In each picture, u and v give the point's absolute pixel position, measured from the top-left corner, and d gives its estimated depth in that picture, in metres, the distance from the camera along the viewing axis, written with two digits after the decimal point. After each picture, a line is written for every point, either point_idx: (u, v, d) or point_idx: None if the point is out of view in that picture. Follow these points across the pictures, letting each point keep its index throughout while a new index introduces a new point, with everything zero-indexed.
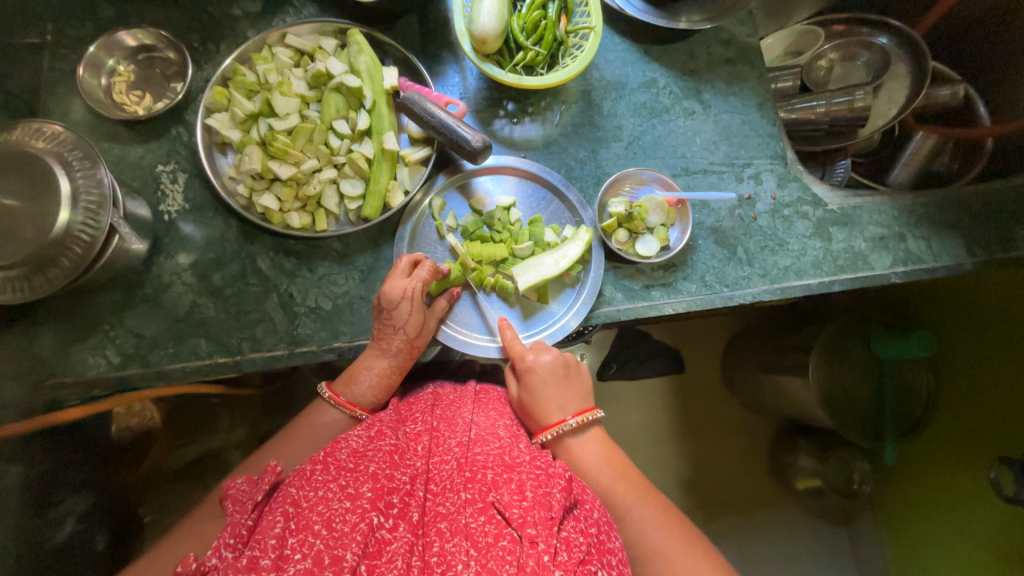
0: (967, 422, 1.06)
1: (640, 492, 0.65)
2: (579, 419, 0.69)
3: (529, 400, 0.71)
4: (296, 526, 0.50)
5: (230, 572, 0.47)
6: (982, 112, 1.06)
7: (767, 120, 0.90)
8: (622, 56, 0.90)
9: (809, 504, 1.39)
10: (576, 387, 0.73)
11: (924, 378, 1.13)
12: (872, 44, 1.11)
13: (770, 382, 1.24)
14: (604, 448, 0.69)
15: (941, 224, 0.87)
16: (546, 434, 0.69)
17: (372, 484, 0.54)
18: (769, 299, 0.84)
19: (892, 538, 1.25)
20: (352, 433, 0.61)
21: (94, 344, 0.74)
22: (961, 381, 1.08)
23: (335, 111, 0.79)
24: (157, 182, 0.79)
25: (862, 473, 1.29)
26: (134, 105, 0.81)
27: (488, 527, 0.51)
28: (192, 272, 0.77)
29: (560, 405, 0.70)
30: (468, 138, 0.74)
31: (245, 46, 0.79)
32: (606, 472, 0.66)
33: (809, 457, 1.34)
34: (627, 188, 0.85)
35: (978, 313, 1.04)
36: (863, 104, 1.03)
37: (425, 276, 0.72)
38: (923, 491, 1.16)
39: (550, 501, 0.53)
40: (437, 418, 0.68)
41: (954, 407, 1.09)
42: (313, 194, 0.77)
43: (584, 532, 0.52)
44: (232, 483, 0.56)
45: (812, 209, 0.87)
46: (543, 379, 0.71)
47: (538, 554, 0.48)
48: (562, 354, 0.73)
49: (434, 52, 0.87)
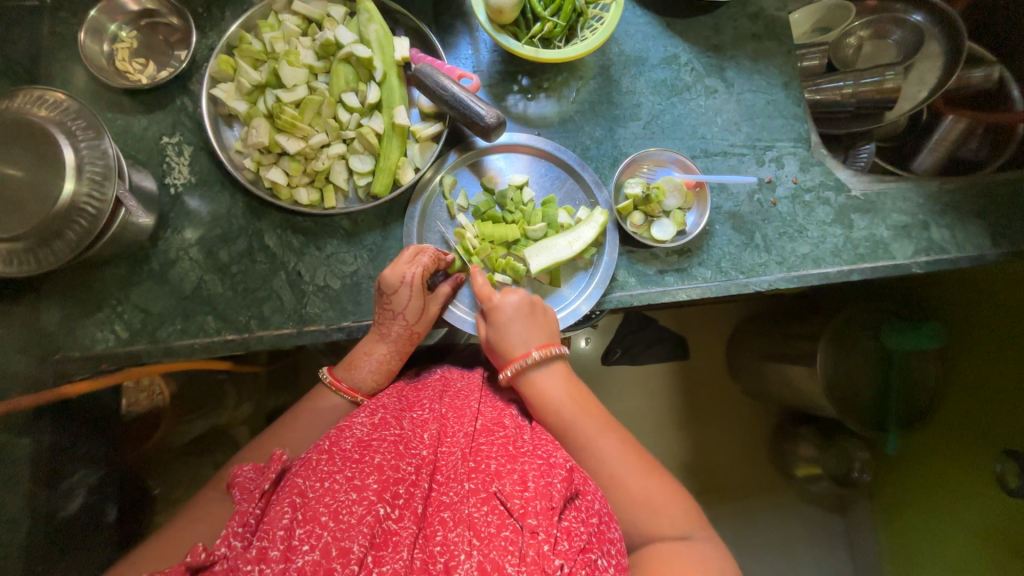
0: (972, 415, 1.05)
1: (602, 423, 0.65)
2: (542, 351, 0.68)
3: (494, 338, 0.71)
4: (304, 517, 0.50)
5: (241, 562, 0.47)
6: (1016, 96, 1.01)
7: (793, 101, 0.86)
8: (643, 29, 0.85)
9: (807, 491, 1.40)
10: (543, 324, 0.71)
11: (931, 369, 1.12)
12: (906, 21, 1.06)
13: (776, 371, 1.24)
14: (567, 380, 0.68)
15: (967, 214, 0.84)
16: (509, 368, 0.68)
17: (377, 475, 0.54)
18: (785, 287, 0.82)
19: (888, 526, 1.26)
20: (356, 420, 0.61)
21: (103, 318, 0.74)
22: (969, 373, 1.07)
23: (345, 82, 0.76)
24: (162, 155, 0.77)
25: (863, 462, 1.30)
26: (137, 73, 0.79)
27: (491, 517, 0.52)
28: (199, 247, 0.76)
29: (524, 339, 0.69)
30: (482, 114, 0.71)
31: (251, 13, 0.76)
32: (569, 405, 0.65)
33: (809, 445, 1.35)
34: (645, 169, 0.82)
35: (989, 306, 1.03)
36: (893, 85, 1.00)
37: (427, 263, 0.71)
38: (923, 482, 1.16)
39: (551, 491, 0.53)
40: (446, 406, 0.68)
41: (961, 397, 1.08)
42: (321, 170, 0.75)
43: (585, 522, 0.52)
44: (240, 471, 0.57)
45: (834, 195, 0.84)
46: (509, 316, 0.71)
47: (539, 544, 0.49)
48: (529, 294, 0.73)
49: (447, 22, 0.83)
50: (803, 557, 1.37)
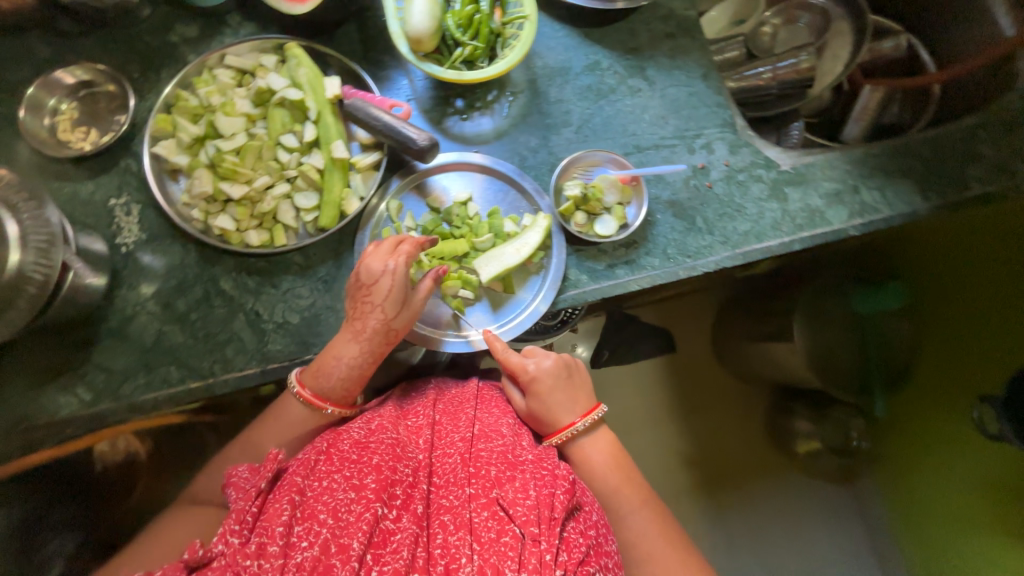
0: (946, 364, 1.13)
1: (640, 498, 0.71)
2: (587, 419, 0.74)
3: (537, 408, 0.75)
4: (303, 515, 0.53)
5: (241, 557, 0.49)
6: (927, 59, 1.12)
7: (712, 90, 0.91)
8: (563, 42, 0.90)
9: (815, 470, 1.39)
10: (578, 388, 0.77)
11: (902, 326, 1.20)
12: (811, 6, 1.14)
13: (757, 351, 1.27)
14: (609, 449, 0.74)
15: (893, 173, 0.88)
16: (558, 437, 0.73)
17: (376, 475, 0.57)
18: (733, 265, 0.85)
19: (896, 492, 1.30)
20: (354, 426, 0.65)
21: (65, 383, 0.74)
22: (936, 323, 1.16)
23: (281, 125, 0.79)
24: (110, 216, 0.79)
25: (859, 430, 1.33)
26: (80, 141, 0.81)
27: (491, 522, 0.55)
28: (155, 301, 0.77)
29: (569, 408, 0.75)
30: (413, 138, 0.74)
31: (184, 71, 0.79)
32: (611, 476, 0.72)
33: (806, 420, 1.36)
34: (581, 171, 0.85)
35: (950, 258, 1.11)
36: (808, 66, 1.07)
37: (410, 251, 0.72)
38: (916, 439, 1.23)
39: (553, 502, 0.58)
40: (439, 412, 0.72)
41: (937, 349, 1.16)
42: (268, 211, 0.77)
43: (583, 533, 0.57)
44: (235, 470, 0.57)
45: (766, 171, 0.88)
46: (550, 384, 0.75)
47: (541, 552, 0.53)
48: (563, 357, 0.77)
49: (377, 57, 0.87)
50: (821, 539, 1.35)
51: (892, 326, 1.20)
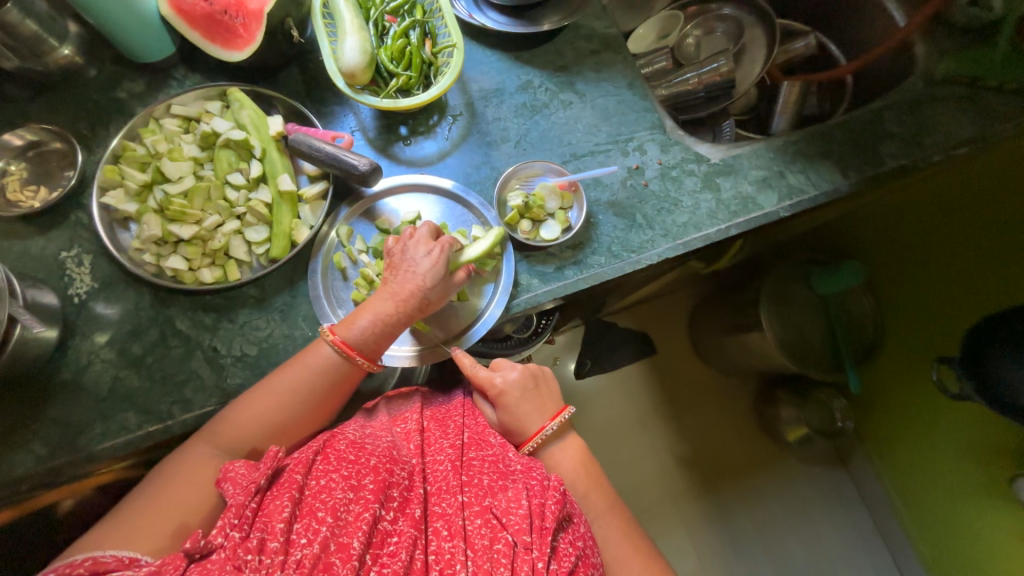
0: (913, 333, 1.18)
1: (608, 502, 0.72)
2: (556, 423, 0.75)
3: (507, 420, 0.76)
4: (301, 512, 0.54)
5: (242, 552, 0.50)
6: (835, 53, 1.23)
7: (639, 97, 0.98)
8: (495, 66, 0.96)
9: (804, 454, 1.43)
10: (546, 395, 0.79)
11: (865, 301, 1.25)
12: (723, 16, 1.23)
13: (735, 342, 1.32)
14: (578, 454, 0.75)
15: (813, 156, 0.95)
16: (530, 443, 0.74)
17: (374, 477, 0.59)
18: (676, 255, 0.89)
19: (890, 467, 1.31)
20: (348, 428, 0.67)
21: (18, 441, 0.72)
22: (896, 293, 1.22)
23: (227, 165, 0.82)
24: (62, 269, 0.80)
25: (842, 410, 1.38)
26: (30, 200, 0.82)
27: (485, 529, 0.58)
28: (110, 348, 0.77)
29: (537, 416, 0.76)
30: (355, 164, 0.78)
31: (131, 123, 0.82)
32: (580, 481, 0.73)
33: (790, 406, 1.41)
34: (522, 182, 0.90)
35: (895, 236, 1.21)
36: (728, 69, 1.15)
37: (450, 243, 0.75)
38: (897, 411, 1.26)
39: (545, 512, 0.59)
40: (429, 419, 0.75)
41: (898, 322, 1.22)
42: (219, 248, 0.79)
43: (573, 544, 0.59)
44: (232, 466, 0.58)
45: (697, 166, 0.94)
46: (516, 396, 0.77)
47: (533, 560, 0.55)
48: (529, 367, 0.79)
49: (319, 94, 0.91)
50: (823, 524, 1.38)
51: (857, 303, 1.26)
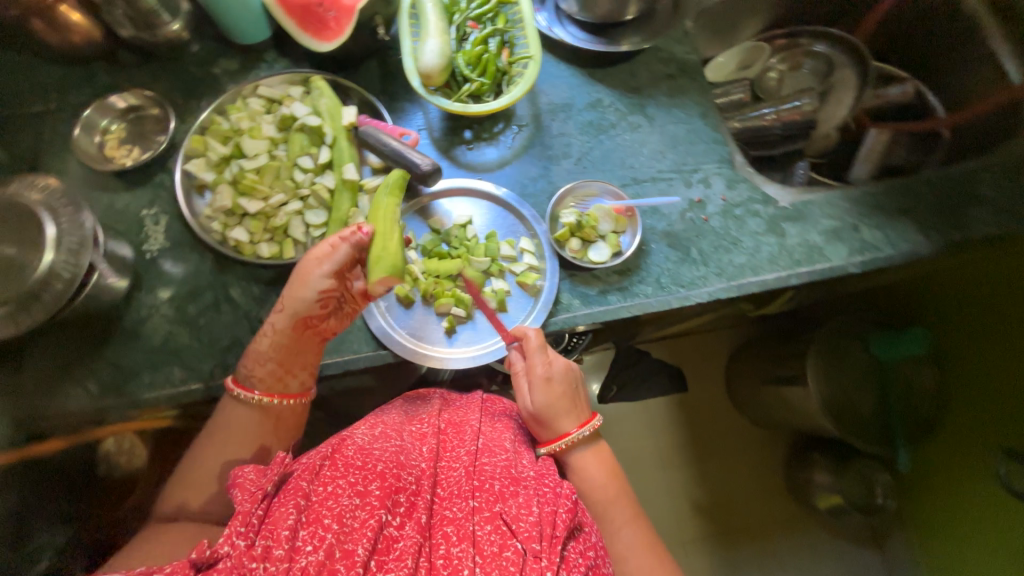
0: (977, 420, 1.06)
1: (633, 513, 0.70)
2: (587, 428, 0.72)
3: (545, 406, 0.71)
4: (307, 519, 0.52)
5: (246, 559, 0.48)
6: (935, 105, 1.13)
7: (711, 128, 0.94)
8: (567, 81, 0.96)
9: (834, 526, 1.33)
10: (580, 396, 0.75)
11: (927, 374, 1.15)
12: (813, 52, 1.17)
13: (772, 394, 1.24)
14: (605, 461, 0.73)
15: (894, 213, 0.88)
16: (557, 445, 0.71)
17: (380, 482, 0.57)
18: (727, 297, 0.85)
19: (928, 557, 1.20)
20: (357, 431, 0.66)
21: (77, 377, 0.78)
22: (964, 371, 1.10)
23: (300, 148, 0.86)
24: (140, 225, 0.86)
25: (884, 487, 1.25)
26: (123, 157, 0.89)
27: (494, 536, 0.55)
28: (169, 304, 0.82)
29: (571, 415, 0.72)
30: (417, 163, 0.79)
31: (221, 99, 0.88)
32: (607, 490, 0.71)
33: (824, 471, 1.28)
34: (577, 200, 0.89)
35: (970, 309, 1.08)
36: (810, 110, 1.09)
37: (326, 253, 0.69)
38: (947, 501, 1.15)
39: (556, 520, 0.57)
40: (444, 422, 0.74)
41: (963, 402, 1.10)
42: (280, 225, 0.83)
43: (583, 554, 0.57)
44: (241, 472, 0.58)
45: (763, 207, 0.89)
46: (556, 391, 0.72)
47: (543, 568, 0.52)
48: (570, 364, 0.75)
49: (393, 90, 0.94)
50: None
51: (917, 374, 1.15)
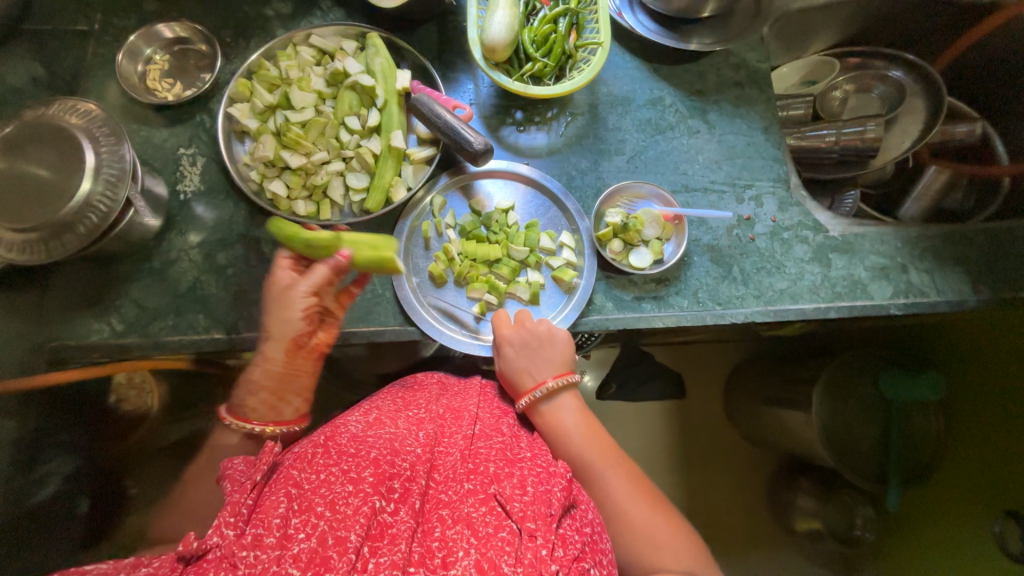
0: (974, 473, 1.05)
1: (610, 454, 0.68)
2: (555, 381, 0.72)
3: (509, 370, 0.75)
4: (300, 507, 0.51)
5: (236, 548, 0.48)
6: (1000, 151, 1.07)
7: (772, 144, 0.91)
8: (631, 73, 0.92)
9: (810, 552, 1.35)
10: (551, 352, 0.75)
11: (931, 422, 1.13)
12: (886, 77, 1.12)
13: (770, 415, 1.24)
14: (578, 410, 0.72)
15: (946, 259, 0.85)
16: (524, 400, 0.73)
17: (374, 469, 0.55)
18: (763, 321, 0.83)
19: None
20: (350, 419, 0.65)
21: (101, 311, 0.78)
22: (970, 424, 1.07)
23: (348, 107, 0.83)
24: (176, 164, 0.84)
25: (864, 519, 1.27)
26: (165, 91, 0.86)
27: (489, 518, 0.53)
28: (199, 250, 0.81)
29: (535, 370, 0.74)
30: (470, 141, 0.76)
31: (271, 43, 0.84)
32: (582, 437, 0.69)
33: (809, 497, 1.31)
34: (625, 201, 0.86)
35: (995, 364, 1.02)
36: (874, 136, 1.04)
37: (314, 276, 0.69)
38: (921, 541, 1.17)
39: (551, 499, 0.55)
40: (443, 407, 0.73)
41: (961, 453, 1.09)
42: (320, 185, 0.81)
43: (579, 530, 0.55)
44: (230, 464, 0.57)
45: (813, 234, 0.86)
46: (518, 349, 0.76)
47: (537, 547, 0.50)
48: (538, 322, 0.77)
49: (449, 59, 0.90)
50: None
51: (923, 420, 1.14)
